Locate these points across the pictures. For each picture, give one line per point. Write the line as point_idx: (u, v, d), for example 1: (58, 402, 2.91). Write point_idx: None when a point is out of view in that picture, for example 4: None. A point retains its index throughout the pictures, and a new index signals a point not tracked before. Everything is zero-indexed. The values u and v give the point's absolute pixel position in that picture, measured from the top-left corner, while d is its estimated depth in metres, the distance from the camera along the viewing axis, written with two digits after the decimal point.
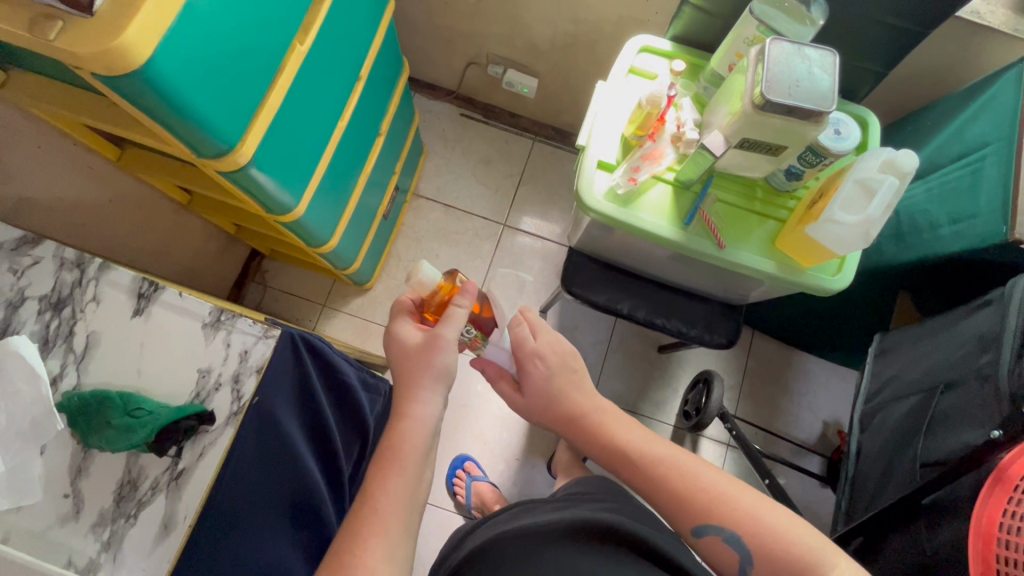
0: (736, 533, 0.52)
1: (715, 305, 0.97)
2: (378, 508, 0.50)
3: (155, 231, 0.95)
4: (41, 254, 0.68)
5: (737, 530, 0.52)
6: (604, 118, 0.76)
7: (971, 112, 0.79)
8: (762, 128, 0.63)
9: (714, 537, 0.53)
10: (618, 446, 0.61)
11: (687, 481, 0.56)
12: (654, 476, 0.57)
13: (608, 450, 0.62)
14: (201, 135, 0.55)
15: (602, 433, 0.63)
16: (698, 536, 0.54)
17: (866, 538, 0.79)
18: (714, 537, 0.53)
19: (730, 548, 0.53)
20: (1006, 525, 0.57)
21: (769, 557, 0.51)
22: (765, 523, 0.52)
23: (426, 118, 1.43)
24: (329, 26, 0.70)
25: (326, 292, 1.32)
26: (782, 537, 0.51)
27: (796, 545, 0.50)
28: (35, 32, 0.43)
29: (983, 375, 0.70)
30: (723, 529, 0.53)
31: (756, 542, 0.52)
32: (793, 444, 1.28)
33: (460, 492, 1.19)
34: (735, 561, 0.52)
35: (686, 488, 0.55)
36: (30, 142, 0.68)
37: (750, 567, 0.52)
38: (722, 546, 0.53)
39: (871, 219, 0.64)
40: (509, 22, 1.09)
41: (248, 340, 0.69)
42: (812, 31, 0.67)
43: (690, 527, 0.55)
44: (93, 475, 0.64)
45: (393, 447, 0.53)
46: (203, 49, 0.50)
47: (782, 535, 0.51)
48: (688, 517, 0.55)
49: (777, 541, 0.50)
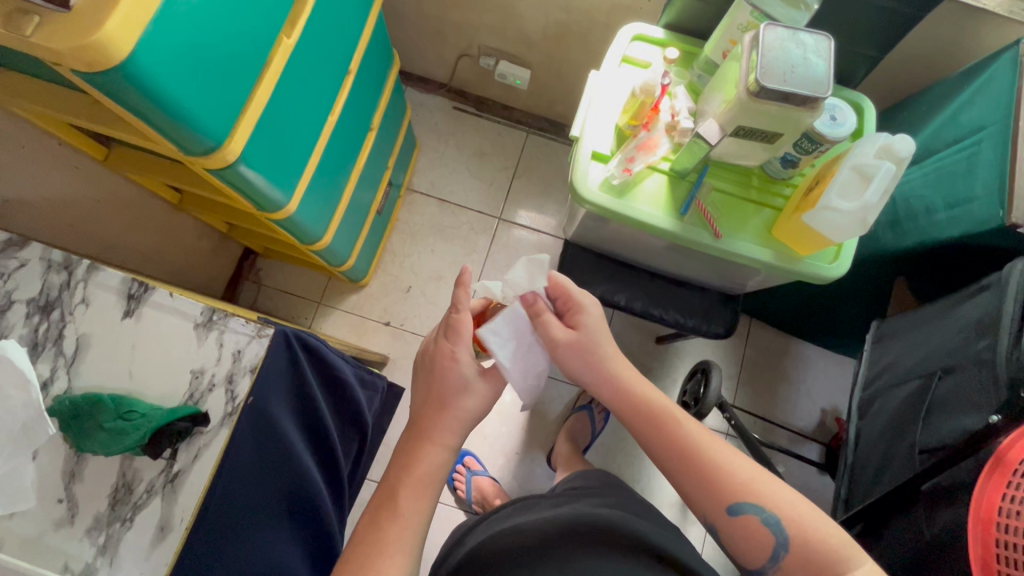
0: (775, 514, 0.50)
1: (713, 296, 0.96)
2: (385, 514, 0.51)
3: (146, 233, 0.94)
4: (27, 256, 0.67)
5: (776, 511, 0.50)
6: (598, 108, 0.75)
7: (966, 96, 0.79)
8: (757, 116, 0.62)
9: (752, 517, 0.50)
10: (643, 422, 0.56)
11: (724, 463, 0.52)
12: (693, 459, 0.52)
13: (629, 415, 0.58)
14: (187, 133, 0.54)
15: (634, 404, 0.57)
16: (732, 516, 0.51)
17: (865, 525, 0.79)
18: (752, 517, 0.50)
19: (767, 530, 0.50)
20: (1005, 509, 0.57)
21: (790, 566, 0.49)
22: (790, 509, 0.50)
23: (419, 112, 1.41)
24: (316, 19, 0.69)
25: (321, 290, 1.32)
26: (804, 522, 0.49)
27: (823, 535, 0.49)
28: (10, 28, 0.41)
29: (981, 360, 0.69)
30: (762, 509, 0.50)
31: (775, 553, 0.50)
32: (792, 431, 1.28)
33: (460, 487, 1.19)
34: (771, 544, 0.50)
35: (716, 492, 0.51)
36: (13, 143, 0.66)
37: (785, 552, 0.49)
38: (761, 527, 0.50)
39: (868, 205, 0.63)
40: (500, 13, 1.08)
41: (240, 340, 0.68)
42: (806, 16, 0.65)
43: (724, 508, 0.51)
44: (86, 480, 0.63)
45: (406, 458, 0.55)
46: (186, 44, 0.49)
47: (809, 521, 0.49)
48: (721, 502, 0.51)
49: (798, 552, 0.49)
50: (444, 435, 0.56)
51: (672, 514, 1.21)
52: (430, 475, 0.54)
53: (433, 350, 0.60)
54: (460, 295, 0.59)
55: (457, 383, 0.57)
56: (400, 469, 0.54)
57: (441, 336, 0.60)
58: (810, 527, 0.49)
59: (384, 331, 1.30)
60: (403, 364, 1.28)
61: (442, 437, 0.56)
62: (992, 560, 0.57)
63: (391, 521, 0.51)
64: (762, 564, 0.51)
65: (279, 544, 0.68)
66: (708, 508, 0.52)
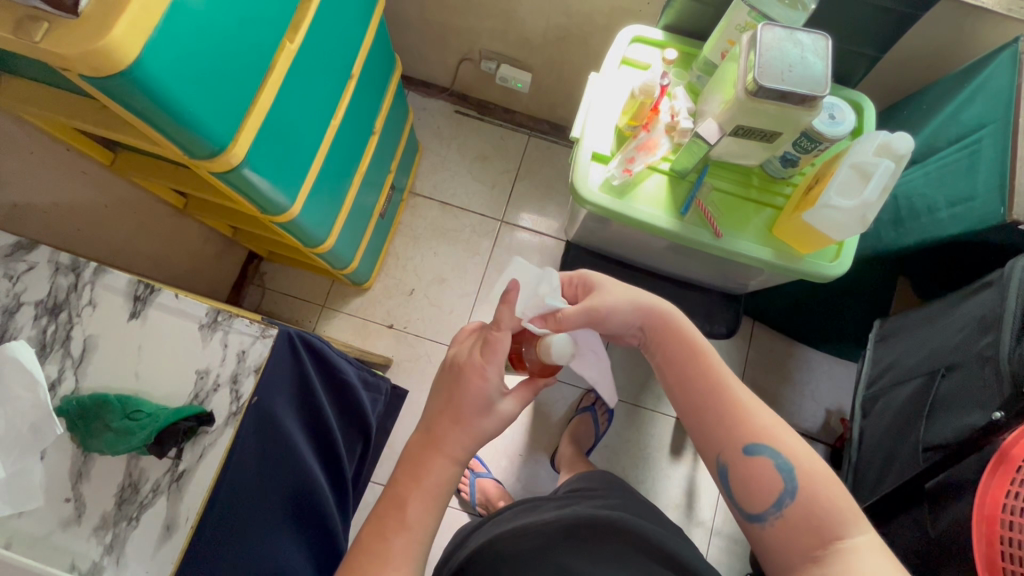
0: (790, 461, 0.50)
1: (715, 296, 0.97)
2: (387, 519, 0.50)
3: (152, 237, 0.95)
4: (36, 259, 0.68)
5: (791, 459, 0.50)
6: (598, 110, 0.75)
7: (967, 95, 0.79)
8: (755, 115, 0.62)
9: (764, 460, 0.51)
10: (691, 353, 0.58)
11: (744, 408, 0.54)
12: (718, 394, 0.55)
13: (663, 348, 0.60)
14: (193, 137, 0.54)
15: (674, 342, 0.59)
16: (746, 454, 0.52)
17: (871, 521, 0.79)
18: (765, 461, 0.51)
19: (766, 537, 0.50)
20: (1009, 506, 0.57)
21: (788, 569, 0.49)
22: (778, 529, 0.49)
23: (421, 116, 1.42)
24: (318, 24, 0.70)
25: (325, 293, 1.32)
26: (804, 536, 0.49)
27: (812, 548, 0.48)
28: (20, 35, 0.42)
29: (984, 357, 0.69)
30: (777, 454, 0.51)
31: (780, 500, 0.50)
32: (796, 432, 1.28)
33: (464, 489, 1.20)
34: (778, 489, 0.50)
35: (732, 430, 0.53)
36: (22, 148, 0.67)
37: (790, 500, 0.49)
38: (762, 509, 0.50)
39: (868, 203, 0.64)
40: (500, 17, 1.09)
41: (245, 340, 0.69)
42: (804, 16, 0.65)
43: (738, 446, 0.52)
44: (94, 479, 0.64)
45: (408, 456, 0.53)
46: (192, 47, 0.50)
47: None
48: (738, 438, 0.52)
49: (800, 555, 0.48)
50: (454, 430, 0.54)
51: (676, 515, 1.21)
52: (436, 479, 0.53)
53: (462, 360, 0.55)
54: (505, 314, 0.54)
55: (480, 387, 0.54)
56: (405, 473, 0.52)
57: (456, 344, 0.55)
58: (796, 547, 0.48)
59: (387, 333, 1.30)
60: (406, 367, 1.28)
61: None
62: (997, 558, 0.57)
63: (393, 528, 0.49)
64: (763, 512, 0.50)
65: (284, 547, 0.69)
66: (723, 445, 0.53)
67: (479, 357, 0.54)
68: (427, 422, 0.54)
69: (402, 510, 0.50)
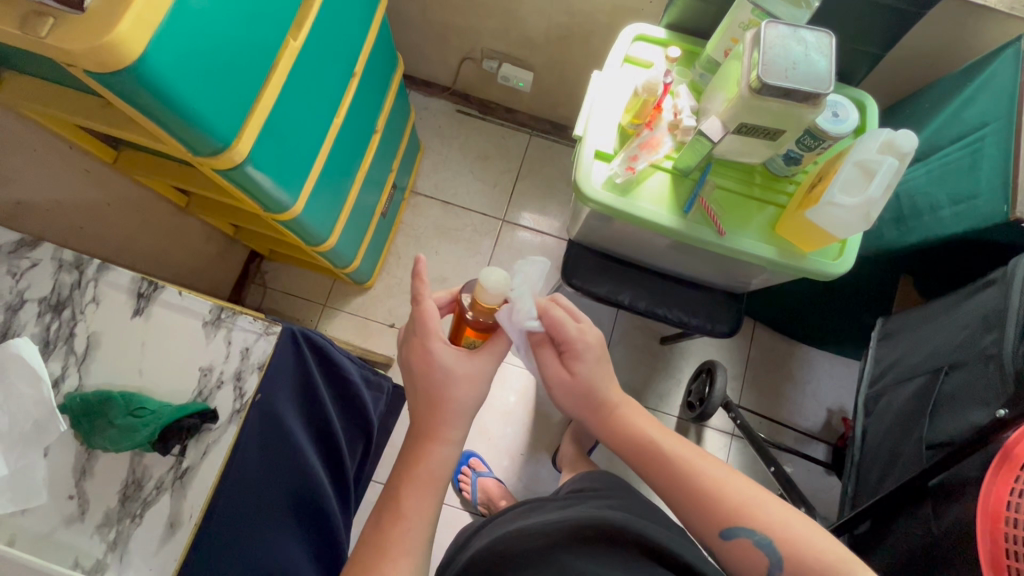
0: (767, 536, 0.51)
1: (717, 294, 0.97)
2: (390, 518, 0.50)
3: (154, 235, 0.95)
4: (39, 256, 0.68)
5: (769, 534, 0.51)
6: (601, 108, 0.75)
7: (970, 92, 0.79)
8: (759, 112, 0.62)
9: (744, 540, 0.52)
10: (641, 441, 0.58)
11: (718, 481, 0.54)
12: (684, 478, 0.55)
13: (621, 437, 0.60)
14: (197, 134, 0.54)
15: (625, 430, 0.60)
16: (725, 542, 0.53)
17: (873, 522, 0.79)
18: (744, 542, 0.52)
19: (762, 553, 0.51)
20: (1013, 504, 0.57)
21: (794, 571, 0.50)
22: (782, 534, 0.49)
23: (423, 115, 1.42)
24: (322, 22, 0.70)
25: (326, 292, 1.32)
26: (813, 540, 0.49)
27: None
28: (26, 30, 0.42)
29: (987, 355, 0.69)
30: (755, 532, 0.51)
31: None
32: (798, 432, 1.28)
33: (465, 488, 1.20)
34: (765, 565, 0.51)
35: (709, 515, 0.53)
36: (26, 146, 0.67)
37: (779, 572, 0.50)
38: (753, 548, 0.51)
39: (872, 200, 0.64)
40: (503, 16, 1.09)
41: (248, 338, 0.69)
42: (807, 14, 0.66)
43: (716, 533, 0.53)
44: (97, 476, 0.64)
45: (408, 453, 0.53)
46: (196, 44, 0.50)
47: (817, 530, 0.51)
48: (716, 523, 0.53)
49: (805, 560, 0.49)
50: (458, 428, 0.54)
51: None
52: (443, 474, 0.53)
53: (407, 344, 0.56)
54: (420, 288, 0.54)
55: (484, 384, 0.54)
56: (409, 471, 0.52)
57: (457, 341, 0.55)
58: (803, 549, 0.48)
59: (389, 333, 1.30)
60: None
61: (450, 435, 0.54)
62: (1002, 556, 0.57)
63: (396, 526, 0.49)
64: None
65: (287, 546, 0.68)
66: (702, 532, 0.54)
67: (414, 333, 0.55)
68: (431, 420, 0.54)
69: (405, 512, 0.50)
